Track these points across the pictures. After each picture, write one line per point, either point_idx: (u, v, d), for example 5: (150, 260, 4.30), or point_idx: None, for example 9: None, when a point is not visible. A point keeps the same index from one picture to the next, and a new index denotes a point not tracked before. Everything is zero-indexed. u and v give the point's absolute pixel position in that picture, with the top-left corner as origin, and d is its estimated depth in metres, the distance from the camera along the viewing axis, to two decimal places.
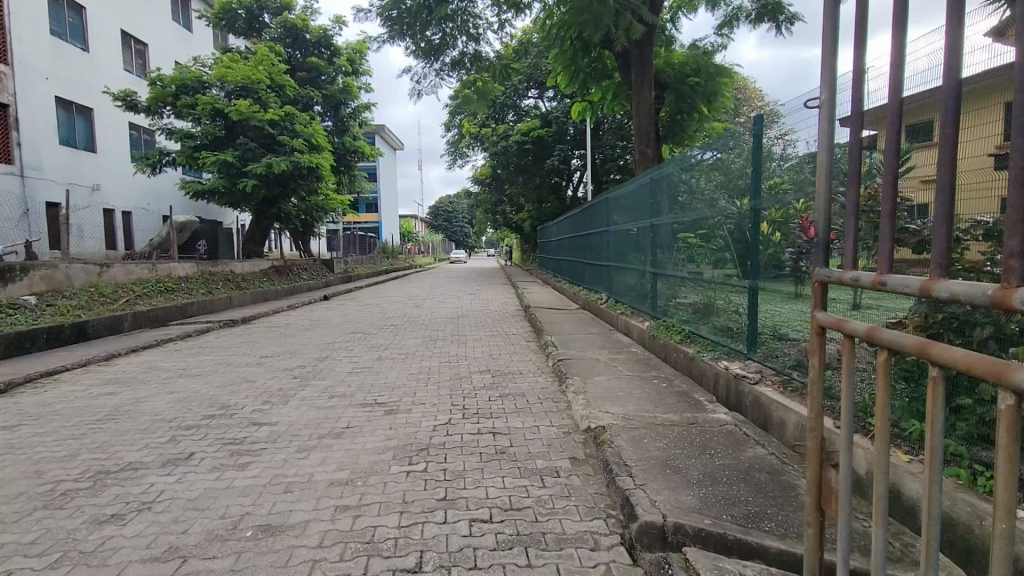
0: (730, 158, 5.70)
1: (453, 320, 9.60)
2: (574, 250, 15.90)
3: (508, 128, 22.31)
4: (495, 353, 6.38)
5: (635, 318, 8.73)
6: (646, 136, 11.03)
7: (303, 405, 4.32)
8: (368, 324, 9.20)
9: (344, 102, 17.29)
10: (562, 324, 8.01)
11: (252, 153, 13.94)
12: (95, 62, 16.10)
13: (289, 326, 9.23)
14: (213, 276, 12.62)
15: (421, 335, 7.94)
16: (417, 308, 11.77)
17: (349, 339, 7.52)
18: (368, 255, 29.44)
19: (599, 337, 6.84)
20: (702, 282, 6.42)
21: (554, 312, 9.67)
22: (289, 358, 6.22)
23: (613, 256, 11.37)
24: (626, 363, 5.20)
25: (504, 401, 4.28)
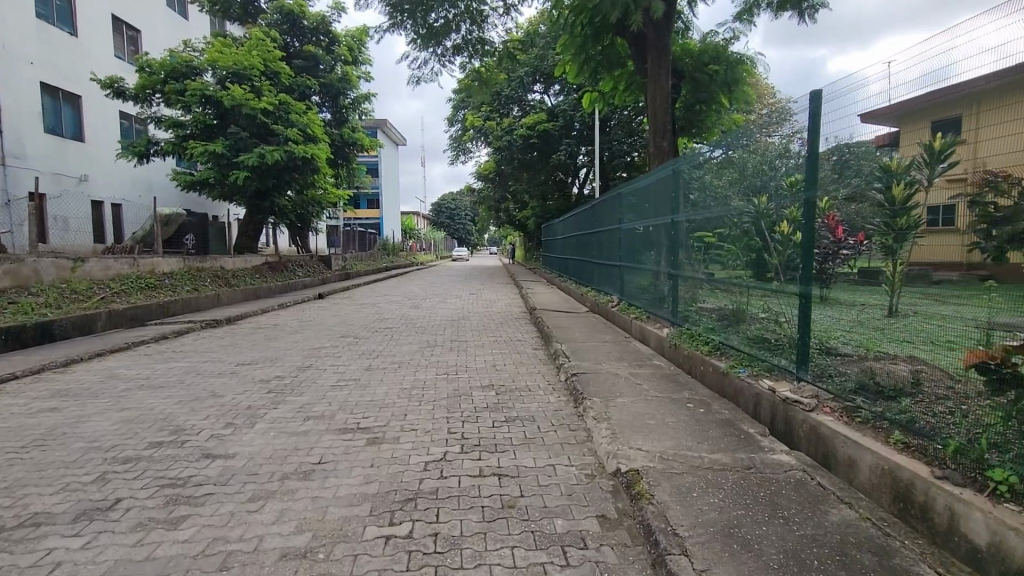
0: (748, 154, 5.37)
1: (454, 323, 8.91)
2: (582, 250, 15.17)
3: (513, 122, 21.57)
4: (499, 364, 5.69)
5: (651, 323, 8.02)
6: (661, 128, 10.32)
7: (271, 430, 3.62)
8: (361, 326, 8.50)
9: (343, 92, 16.62)
10: (572, 329, 7.30)
11: (243, 143, 13.22)
12: (85, 48, 15.45)
13: (277, 327, 8.57)
14: (201, 272, 11.96)
15: (418, 340, 7.26)
16: (416, 309, 11.07)
17: (338, 344, 6.83)
18: (367, 252, 28.70)
19: (615, 345, 6.14)
20: (726, 286, 5.84)
21: (562, 315, 8.95)
22: (268, 367, 5.54)
23: (624, 255, 10.65)
24: (652, 380, 4.50)
25: (510, 429, 3.58)
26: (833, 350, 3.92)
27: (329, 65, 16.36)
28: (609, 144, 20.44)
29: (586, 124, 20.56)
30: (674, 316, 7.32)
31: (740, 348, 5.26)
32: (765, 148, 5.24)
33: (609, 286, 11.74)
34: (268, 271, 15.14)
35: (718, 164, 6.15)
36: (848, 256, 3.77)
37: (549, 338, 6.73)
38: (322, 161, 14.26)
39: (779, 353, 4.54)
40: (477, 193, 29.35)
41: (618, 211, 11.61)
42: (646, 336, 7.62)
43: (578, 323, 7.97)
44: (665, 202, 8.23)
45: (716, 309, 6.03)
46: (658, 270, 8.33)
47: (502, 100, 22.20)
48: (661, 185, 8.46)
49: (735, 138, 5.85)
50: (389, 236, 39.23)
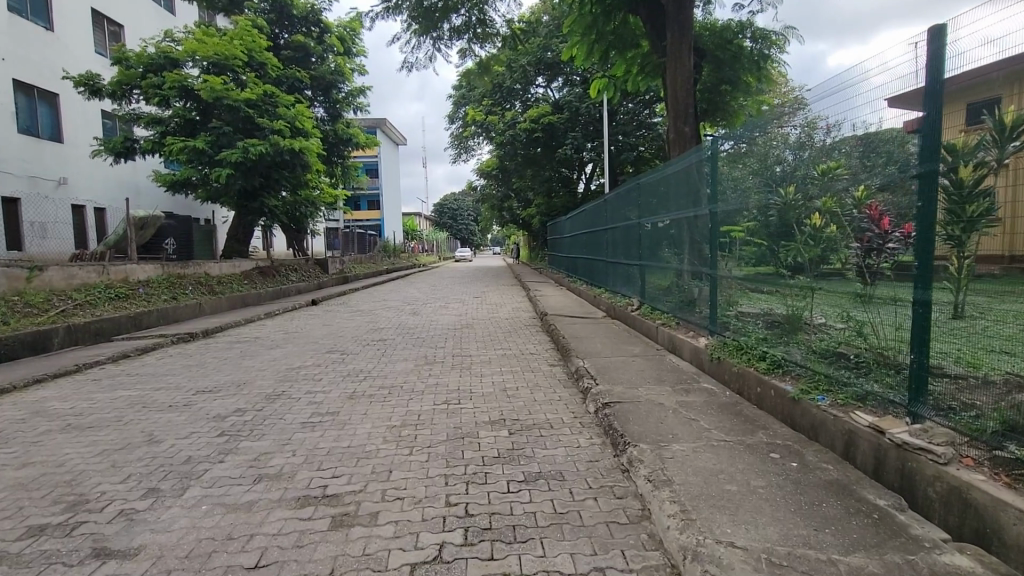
0: (769, 144, 5.05)
1: (455, 333, 7.94)
2: (592, 249, 14.16)
3: (516, 116, 20.57)
4: (510, 387, 4.71)
5: (678, 330, 7.00)
6: (682, 111, 9.29)
7: (205, 501, 2.65)
8: (352, 338, 7.54)
9: (335, 85, 15.69)
10: (592, 339, 6.32)
11: (227, 139, 12.28)
12: (63, 45, 14.60)
13: (258, 340, 7.63)
14: (182, 278, 11.04)
15: (414, 355, 6.28)
16: (415, 316, 10.11)
17: (323, 363, 5.85)
18: (367, 254, 27.77)
19: (648, 360, 5.15)
20: (771, 287, 4.94)
21: (577, 322, 7.98)
22: (232, 397, 4.58)
23: (640, 253, 9.69)
24: (709, 414, 3.50)
25: (531, 498, 2.57)
26: (936, 370, 2.82)
27: (319, 57, 15.40)
28: (618, 137, 19.44)
29: (592, 117, 19.58)
30: (708, 322, 6.31)
31: (805, 365, 4.26)
32: (780, 137, 4.91)
33: (625, 288, 10.74)
34: (258, 276, 14.20)
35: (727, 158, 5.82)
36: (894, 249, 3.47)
37: (567, 352, 5.71)
38: (312, 156, 13.29)
39: (873, 375, 3.57)
40: (480, 192, 28.40)
41: (631, 207, 10.65)
42: (677, 348, 6.58)
43: (597, 332, 6.99)
44: (680, 199, 7.68)
45: (764, 315, 5.08)
46: (682, 270, 7.41)
47: (503, 92, 21.26)
48: (681, 176, 7.71)
49: (748, 130, 5.49)
50: (390, 236, 38.30)
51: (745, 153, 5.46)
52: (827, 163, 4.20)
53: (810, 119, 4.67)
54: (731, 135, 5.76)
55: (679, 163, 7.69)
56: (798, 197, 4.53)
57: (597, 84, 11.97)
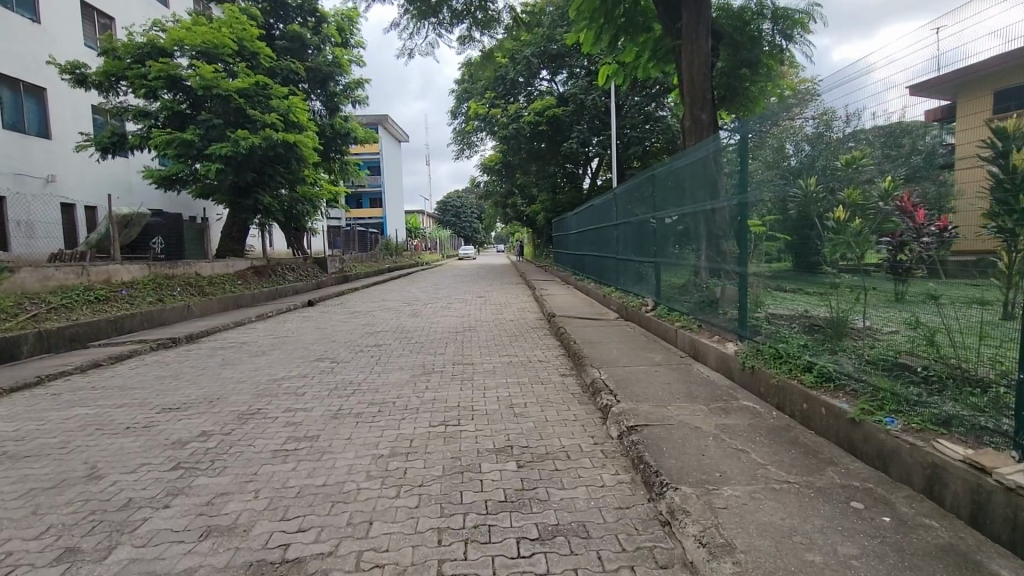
0: (773, 140, 4.98)
1: (456, 337, 7.35)
2: (601, 246, 13.48)
3: (519, 109, 19.94)
4: (517, 404, 4.12)
5: (700, 333, 6.35)
6: (700, 97, 8.66)
7: (131, 569, 2.08)
8: (345, 344, 6.97)
9: (332, 77, 15.10)
10: (606, 345, 5.73)
11: (217, 132, 11.72)
12: (50, 37, 14.06)
13: (244, 346, 7.07)
14: (169, 279, 10.51)
15: (410, 363, 5.70)
16: (415, 318, 9.54)
17: (308, 374, 5.27)
18: (368, 252, 27.23)
19: (674, 370, 4.55)
20: (808, 286, 4.51)
21: (588, 324, 7.39)
22: (199, 417, 4.01)
23: (653, 250, 9.10)
24: (759, 442, 2.90)
25: (549, 567, 1.97)
26: None
27: (315, 47, 14.78)
28: (625, 130, 18.78)
29: (598, 109, 18.92)
30: (735, 324, 5.66)
31: (864, 378, 3.60)
32: (792, 131, 4.78)
33: (638, 287, 10.07)
34: (253, 276, 13.65)
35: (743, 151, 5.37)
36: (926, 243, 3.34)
37: (580, 362, 5.09)
38: (307, 150, 12.70)
39: (951, 393, 3.05)
40: (483, 189, 27.76)
41: (641, 204, 10.07)
42: (700, 354, 5.92)
43: (611, 336, 6.38)
44: (692, 192, 7.35)
45: (805, 317, 4.54)
46: (706, 267, 6.81)
47: (507, 84, 20.60)
48: (695, 169, 7.31)
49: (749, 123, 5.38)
50: (393, 234, 37.72)
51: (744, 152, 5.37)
52: (849, 155, 4.06)
53: (822, 111, 4.58)
54: (742, 126, 5.34)
55: (688, 156, 7.44)
56: (819, 192, 4.34)
57: (606, 71, 11.27)
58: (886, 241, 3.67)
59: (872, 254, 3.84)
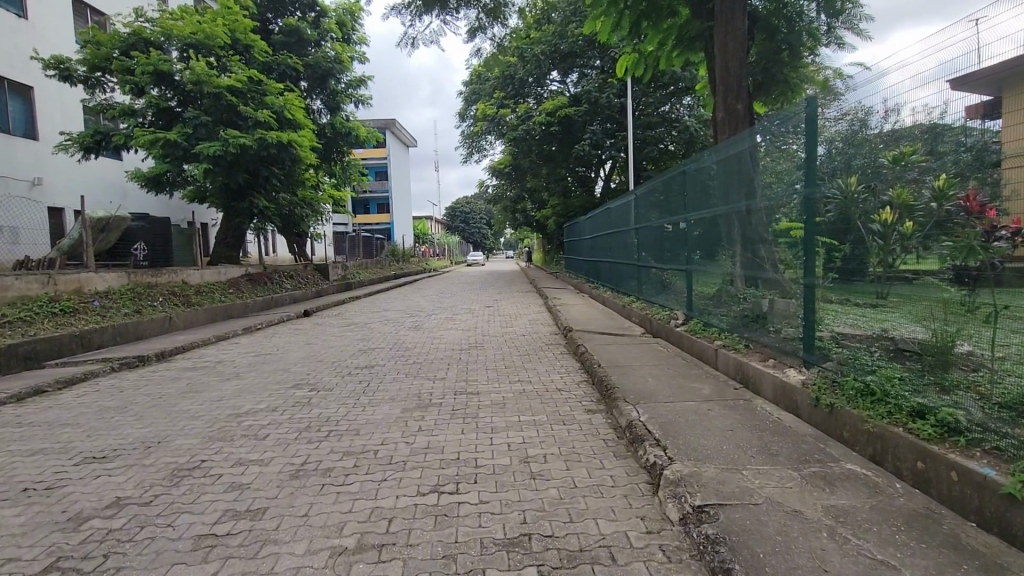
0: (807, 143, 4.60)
1: (460, 356, 6.38)
2: (619, 252, 12.46)
3: (529, 109, 19.04)
4: (534, 456, 3.15)
5: (748, 355, 5.29)
6: (735, 85, 7.76)
7: None
8: (332, 365, 6.03)
9: (332, 74, 14.29)
10: (638, 372, 4.77)
11: (206, 131, 10.89)
12: (39, 33, 13.41)
13: (217, 367, 6.16)
14: (151, 288, 9.70)
15: (403, 392, 4.74)
16: (415, 331, 8.59)
17: (278, 408, 4.33)
18: (374, 258, 26.40)
19: (733, 410, 3.57)
20: (893, 299, 3.70)
21: (612, 342, 6.43)
22: (121, 474, 3.08)
23: (680, 256, 8.21)
24: (905, 549, 1.92)
25: None
26: None
27: (314, 42, 13.98)
28: (641, 131, 17.80)
29: (612, 108, 17.94)
30: (800, 348, 4.60)
31: (1010, 432, 2.62)
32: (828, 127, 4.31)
33: (663, 297, 9.07)
34: (246, 284, 12.80)
35: (811, 135, 4.36)
36: (992, 245, 2.97)
37: (610, 396, 4.10)
38: (303, 150, 11.81)
39: None
40: (491, 194, 26.84)
41: (664, 205, 9.17)
42: (753, 385, 4.85)
43: (643, 359, 5.39)
44: (719, 192, 6.78)
45: (883, 337, 3.73)
46: (760, 275, 5.86)
47: (516, 83, 19.71)
48: (729, 164, 6.62)
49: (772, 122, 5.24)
50: (401, 241, 36.94)
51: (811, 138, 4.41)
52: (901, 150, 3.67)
53: (851, 111, 4.30)
54: (808, 101, 4.39)
55: (716, 153, 6.88)
56: (860, 193, 3.95)
57: (625, 61, 10.30)
58: (948, 241, 3.28)
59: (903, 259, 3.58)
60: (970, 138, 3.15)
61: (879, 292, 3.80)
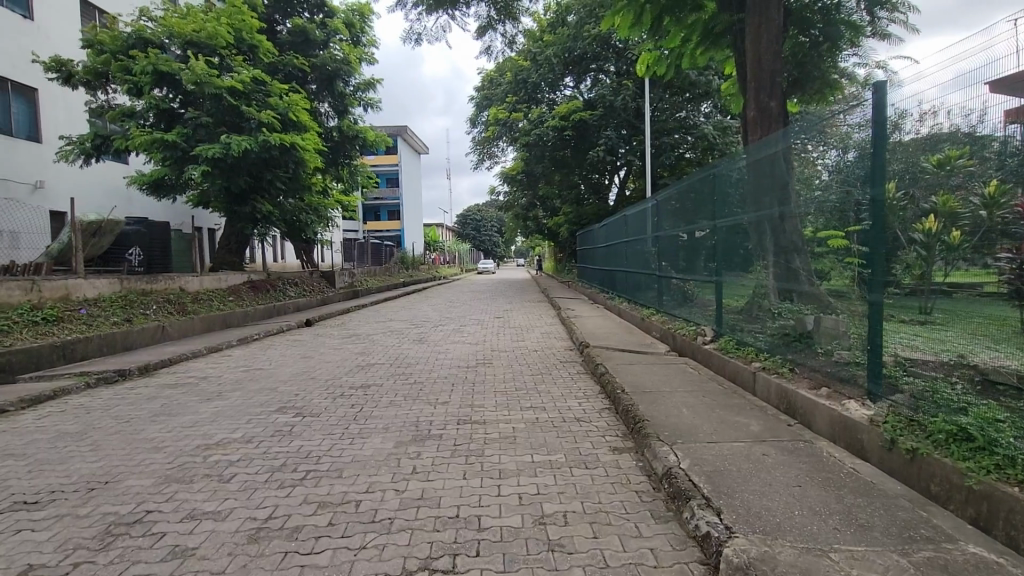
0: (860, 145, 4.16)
1: (465, 375, 5.77)
2: (635, 261, 11.82)
3: (542, 113, 18.50)
4: (551, 515, 2.54)
5: (794, 381, 4.61)
6: (767, 81, 7.17)
7: None
8: (324, 384, 5.45)
9: (339, 77, 13.87)
10: (669, 401, 4.13)
11: (205, 132, 10.45)
12: (45, 35, 13.19)
13: (200, 385, 5.61)
14: (145, 295, 9.24)
15: (399, 420, 4.13)
16: (419, 345, 8.00)
17: (253, 439, 3.75)
18: (382, 265, 25.94)
19: (797, 457, 2.92)
20: (964, 321, 3.19)
21: (634, 362, 5.80)
22: (47, 530, 2.52)
23: (704, 267, 7.64)
24: None
25: None
26: None
27: (321, 43, 13.57)
28: (658, 137, 17.20)
29: (628, 112, 17.33)
30: (862, 377, 3.94)
31: None
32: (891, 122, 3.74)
33: (685, 310, 8.43)
34: (248, 292, 12.32)
35: (878, 125, 3.73)
36: None
37: (641, 435, 3.45)
38: (308, 154, 11.31)
39: None
40: (502, 201, 26.29)
41: (686, 212, 8.60)
42: (805, 420, 4.16)
43: (673, 383, 4.74)
44: (748, 198, 6.33)
45: (963, 364, 3.13)
46: (800, 287, 5.32)
47: (528, 88, 19.19)
48: (759, 169, 6.12)
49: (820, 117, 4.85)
50: (411, 249, 36.53)
51: (872, 128, 3.82)
52: (941, 156, 3.33)
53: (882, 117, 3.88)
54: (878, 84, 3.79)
55: (747, 157, 6.41)
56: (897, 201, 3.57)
57: (646, 58, 9.69)
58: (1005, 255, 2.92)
59: (959, 270, 3.24)
60: (1009, 145, 2.88)
61: (923, 305, 3.47)
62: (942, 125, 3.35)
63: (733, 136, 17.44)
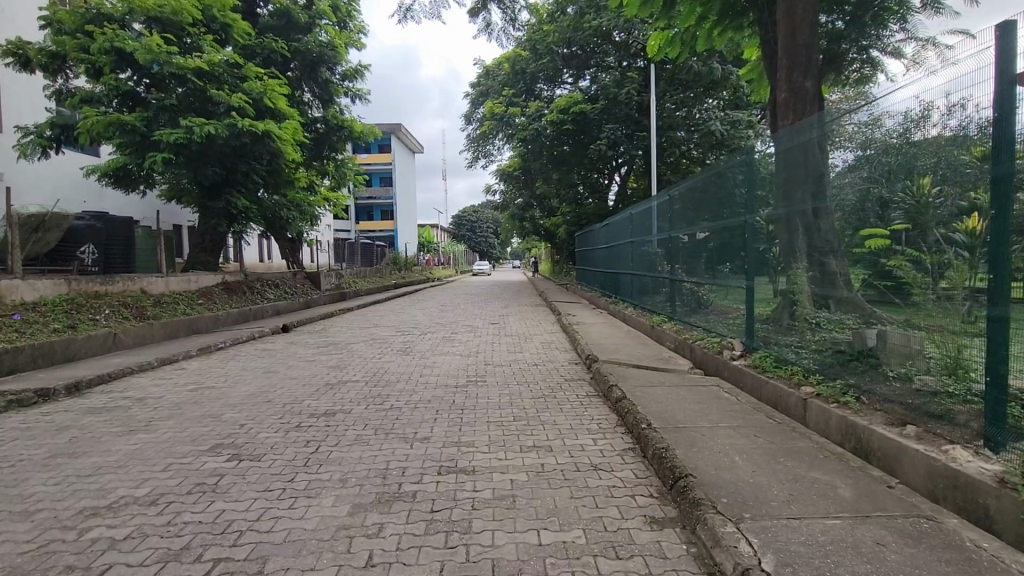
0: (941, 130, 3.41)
1: (453, 397, 4.82)
2: (640, 262, 10.90)
3: (541, 107, 17.60)
4: None
5: (866, 415, 3.65)
6: (803, 58, 6.24)
7: None
8: (280, 410, 4.47)
9: (324, 62, 12.89)
10: (715, 444, 3.18)
11: (169, 117, 9.48)
12: (7, 18, 12.13)
13: (131, 410, 4.62)
14: (98, 298, 8.26)
15: (363, 467, 3.17)
16: (403, 356, 7.03)
17: (160, 499, 2.78)
18: (373, 267, 24.93)
19: (926, 551, 2.00)
20: None
21: (654, 382, 4.86)
22: None
23: (723, 269, 6.77)
24: None
25: None
26: None
27: (305, 27, 12.59)
28: (663, 132, 16.30)
29: (631, 106, 16.42)
30: (971, 416, 3.00)
31: None
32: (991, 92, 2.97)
33: (701, 317, 7.50)
34: (220, 293, 11.31)
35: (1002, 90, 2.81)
36: None
37: (690, 503, 2.48)
38: (285, 144, 10.28)
39: None
40: (497, 201, 25.35)
41: (701, 208, 7.70)
42: (889, 469, 3.21)
43: (710, 413, 3.80)
44: (774, 192, 5.64)
45: None
46: (837, 293, 4.56)
47: (526, 79, 18.37)
48: (795, 155, 5.27)
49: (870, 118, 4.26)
50: (405, 250, 35.52)
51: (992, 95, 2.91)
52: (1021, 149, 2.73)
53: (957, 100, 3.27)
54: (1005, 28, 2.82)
55: (780, 142, 5.55)
56: (933, 198, 3.39)
57: (658, 40, 8.57)
58: None
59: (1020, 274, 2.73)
60: None
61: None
62: (976, 115, 3.05)
63: (742, 130, 16.30)
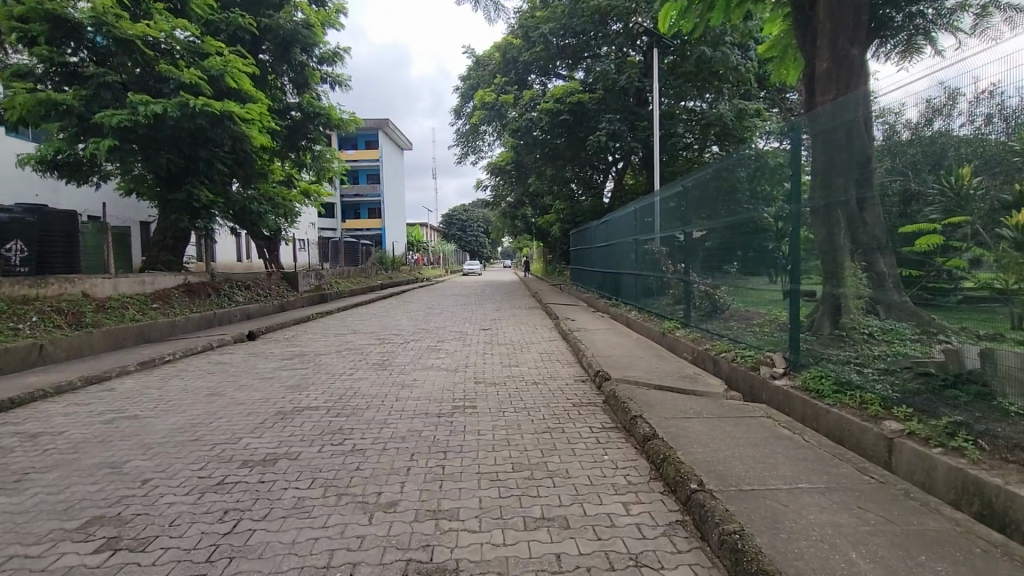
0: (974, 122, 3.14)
1: (434, 433, 3.79)
2: (643, 261, 9.94)
3: (535, 96, 16.64)
4: None
5: (993, 469, 2.56)
6: (849, 19, 5.30)
7: None
8: (204, 454, 3.41)
9: (298, 42, 11.77)
10: (810, 526, 2.17)
11: (112, 95, 8.31)
12: None
13: (10, 454, 3.53)
14: (26, 304, 7.13)
15: (292, 566, 2.13)
16: (380, 372, 5.98)
17: None
18: (359, 267, 23.79)
19: None
20: None
21: (688, 412, 3.84)
22: None
23: (739, 268, 5.84)
24: None
25: None
26: None
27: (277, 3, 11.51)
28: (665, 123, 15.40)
29: (629, 96, 15.50)
30: None
31: None
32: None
33: (718, 324, 6.53)
34: (180, 296, 10.16)
35: None
36: None
37: None
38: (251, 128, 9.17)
39: None
40: (488, 198, 24.31)
41: (707, 198, 6.81)
42: None
43: (779, 466, 2.81)
44: (805, 183, 4.67)
45: None
46: (887, 298, 3.86)
47: (519, 68, 17.40)
48: (828, 137, 4.40)
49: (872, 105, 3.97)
50: (393, 249, 34.34)
51: None
52: None
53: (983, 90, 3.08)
54: None
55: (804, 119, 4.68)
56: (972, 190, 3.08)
57: (667, 9, 6.96)
58: None
59: None
60: None
61: None
62: (997, 102, 2.98)
63: (748, 120, 15.39)
